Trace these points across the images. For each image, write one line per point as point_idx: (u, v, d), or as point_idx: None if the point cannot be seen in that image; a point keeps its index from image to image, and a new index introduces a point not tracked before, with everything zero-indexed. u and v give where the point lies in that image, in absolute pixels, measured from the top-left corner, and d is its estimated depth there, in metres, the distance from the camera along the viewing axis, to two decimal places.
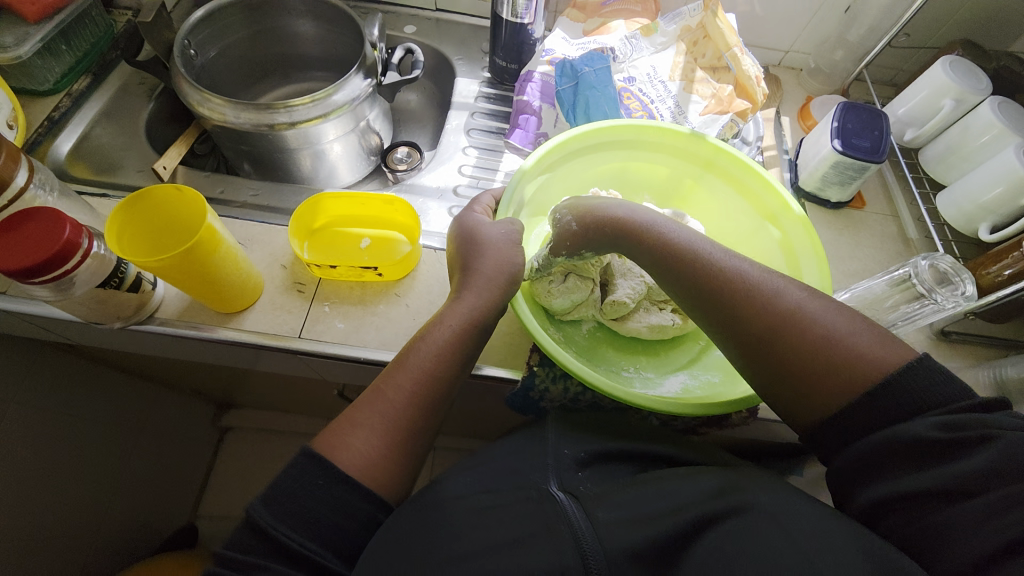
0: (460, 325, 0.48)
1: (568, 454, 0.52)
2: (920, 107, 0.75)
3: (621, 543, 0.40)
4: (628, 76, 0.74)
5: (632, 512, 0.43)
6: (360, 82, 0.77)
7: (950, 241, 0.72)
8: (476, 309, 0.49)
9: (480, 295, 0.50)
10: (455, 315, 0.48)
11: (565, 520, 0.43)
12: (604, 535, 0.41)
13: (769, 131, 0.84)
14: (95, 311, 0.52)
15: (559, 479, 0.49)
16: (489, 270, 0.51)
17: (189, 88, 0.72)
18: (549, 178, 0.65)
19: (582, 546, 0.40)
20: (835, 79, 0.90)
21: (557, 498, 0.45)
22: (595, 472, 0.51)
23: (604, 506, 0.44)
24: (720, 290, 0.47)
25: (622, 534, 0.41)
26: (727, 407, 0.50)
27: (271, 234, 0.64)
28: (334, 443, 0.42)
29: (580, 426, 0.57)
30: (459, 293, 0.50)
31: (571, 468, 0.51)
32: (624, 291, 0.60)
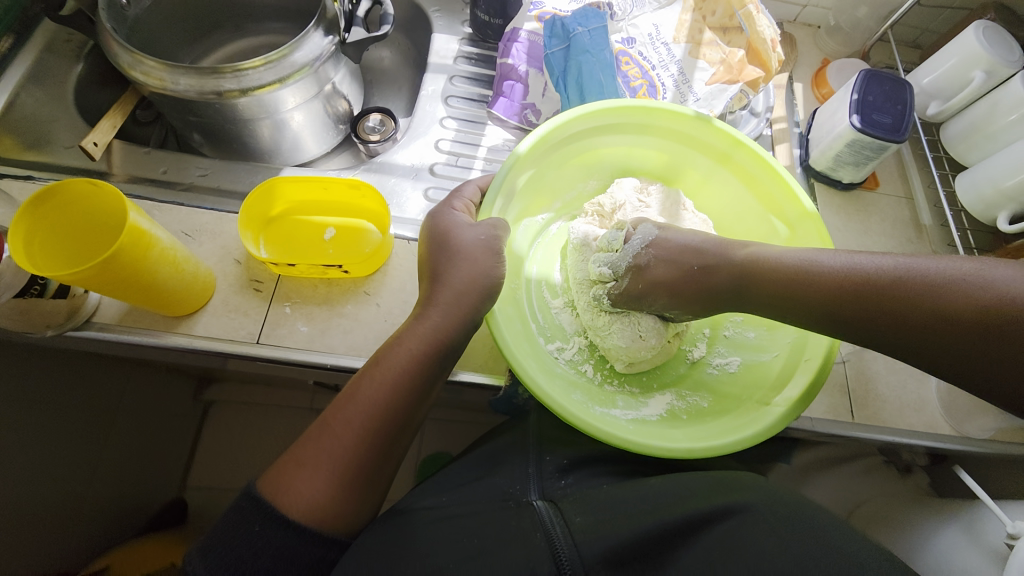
0: (422, 347, 0.41)
1: (550, 461, 0.51)
2: (947, 77, 0.67)
3: (596, 545, 0.40)
4: (626, 36, 0.65)
5: (609, 514, 0.43)
6: (321, 40, 0.67)
7: (966, 230, 0.67)
8: (442, 329, 0.42)
9: (448, 313, 0.43)
10: (416, 337, 0.41)
11: (541, 531, 0.42)
12: (578, 537, 0.41)
13: (779, 100, 0.76)
14: (18, 321, 0.45)
15: (541, 491, 0.49)
16: (458, 283, 0.44)
17: (118, 47, 0.61)
18: (543, 165, 0.58)
19: (556, 554, 0.39)
20: (856, 39, 0.81)
21: (534, 506, 0.46)
22: (580, 478, 0.50)
23: (579, 509, 0.45)
24: (870, 308, 0.39)
25: (596, 535, 0.41)
26: (742, 443, 0.45)
27: (223, 224, 0.57)
28: (279, 485, 0.35)
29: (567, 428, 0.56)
30: (423, 308, 0.43)
31: (554, 476, 0.50)
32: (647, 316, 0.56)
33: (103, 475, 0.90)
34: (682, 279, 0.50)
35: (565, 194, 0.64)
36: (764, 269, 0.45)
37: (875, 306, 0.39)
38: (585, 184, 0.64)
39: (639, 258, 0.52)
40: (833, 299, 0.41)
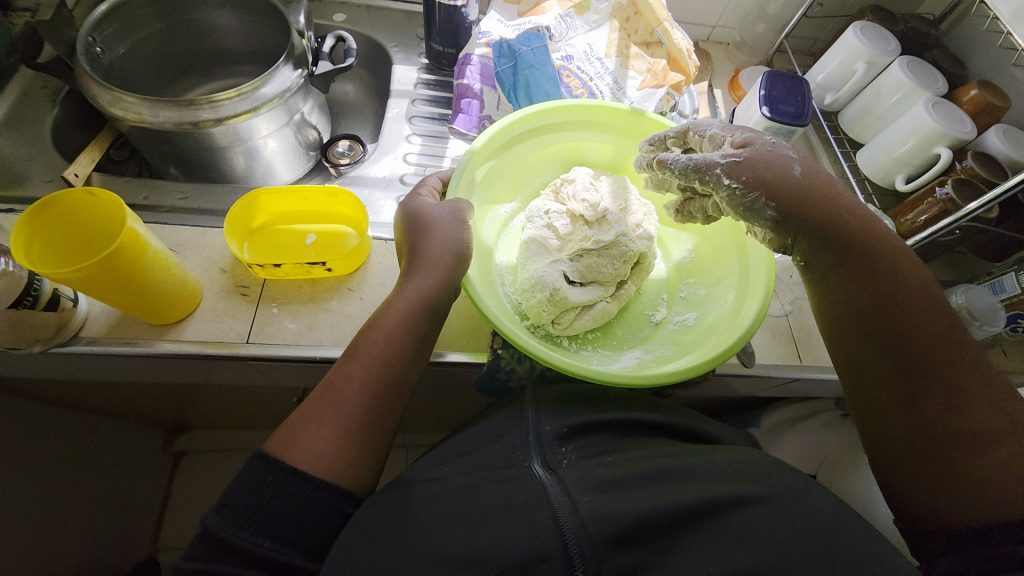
0: (408, 307, 0.46)
1: (549, 429, 0.52)
2: (836, 72, 0.80)
3: (603, 527, 0.40)
4: (565, 54, 0.75)
5: (619, 494, 0.43)
6: (290, 74, 0.73)
7: (871, 195, 0.77)
8: (425, 290, 0.47)
9: (428, 276, 0.48)
10: (403, 299, 0.47)
11: (548, 506, 0.42)
12: (585, 516, 0.41)
13: (703, 103, 0.88)
14: (8, 335, 0.47)
15: (542, 457, 0.49)
16: (434, 252, 0.49)
17: (96, 87, 0.66)
18: (499, 161, 0.65)
19: (562, 532, 0.40)
20: (759, 51, 0.94)
21: (538, 476, 0.46)
22: (579, 445, 0.51)
23: (583, 484, 0.45)
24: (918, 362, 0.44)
25: (603, 514, 0.41)
26: (704, 366, 0.52)
27: (207, 238, 0.61)
28: (289, 440, 0.39)
29: (560, 400, 0.57)
30: (406, 276, 0.49)
31: (554, 443, 0.51)
32: (579, 294, 0.60)
33: (73, 533, 0.85)
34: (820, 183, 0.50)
35: (524, 189, 0.71)
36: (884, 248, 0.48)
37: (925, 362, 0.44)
38: (539, 180, 0.72)
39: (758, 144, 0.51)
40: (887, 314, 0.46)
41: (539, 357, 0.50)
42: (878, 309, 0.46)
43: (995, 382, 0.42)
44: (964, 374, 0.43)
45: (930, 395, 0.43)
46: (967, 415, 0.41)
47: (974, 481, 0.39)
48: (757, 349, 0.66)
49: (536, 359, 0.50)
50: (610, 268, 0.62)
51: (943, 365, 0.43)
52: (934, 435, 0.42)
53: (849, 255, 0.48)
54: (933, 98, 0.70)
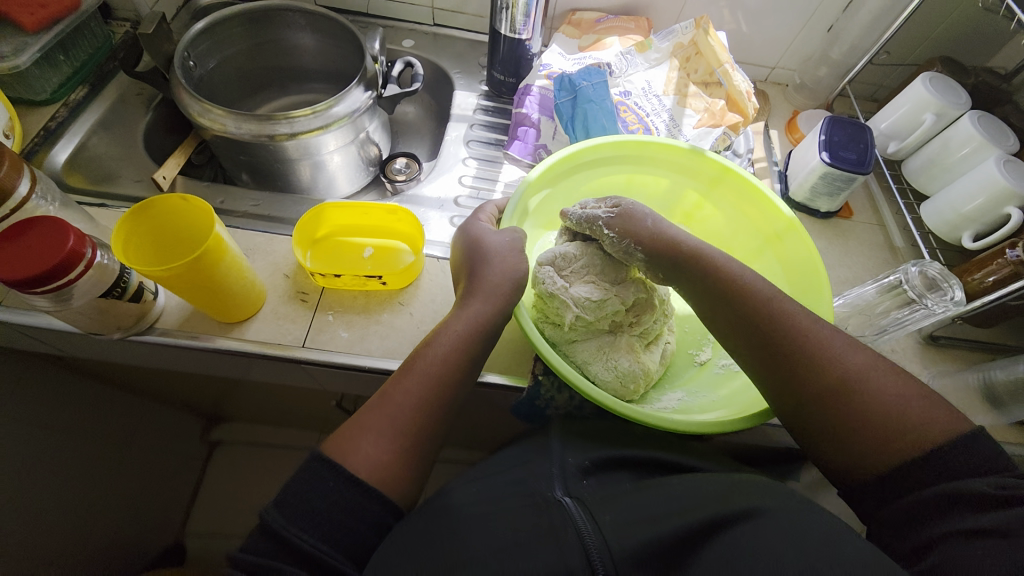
0: (465, 329, 0.47)
1: (572, 461, 0.53)
2: (902, 121, 0.78)
3: (626, 544, 0.42)
4: (624, 90, 0.76)
5: (638, 515, 0.45)
6: (361, 95, 0.77)
7: (935, 250, 0.75)
8: (484, 316, 0.49)
9: (486, 301, 0.50)
10: (463, 321, 0.48)
11: (573, 525, 0.44)
12: (608, 535, 0.43)
13: (759, 144, 0.87)
14: (95, 321, 0.51)
15: (565, 488, 0.50)
16: (496, 278, 0.51)
17: (189, 98, 0.72)
18: (554, 190, 0.66)
19: (588, 548, 0.42)
20: (819, 94, 0.93)
21: (563, 504, 0.47)
22: (601, 480, 0.52)
23: (608, 510, 0.46)
24: (807, 378, 0.45)
25: (625, 535, 0.43)
26: (754, 419, 0.51)
27: (274, 244, 0.64)
28: (346, 447, 0.41)
29: (583, 435, 0.58)
30: (464, 299, 0.50)
31: (576, 476, 0.51)
32: (650, 358, 0.60)
33: (111, 509, 0.89)
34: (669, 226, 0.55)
35: None
36: (726, 275, 0.51)
37: (799, 371, 0.46)
38: None
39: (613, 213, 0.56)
40: (784, 346, 0.47)
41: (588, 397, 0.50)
42: (755, 319, 0.49)
43: (836, 337, 0.47)
44: (798, 330, 0.47)
45: (824, 398, 0.44)
46: (824, 375, 0.45)
47: (894, 438, 0.41)
48: None
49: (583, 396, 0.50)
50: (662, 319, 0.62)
51: (809, 361, 0.46)
52: (838, 425, 0.44)
53: (682, 266, 0.53)
54: (1005, 156, 0.67)
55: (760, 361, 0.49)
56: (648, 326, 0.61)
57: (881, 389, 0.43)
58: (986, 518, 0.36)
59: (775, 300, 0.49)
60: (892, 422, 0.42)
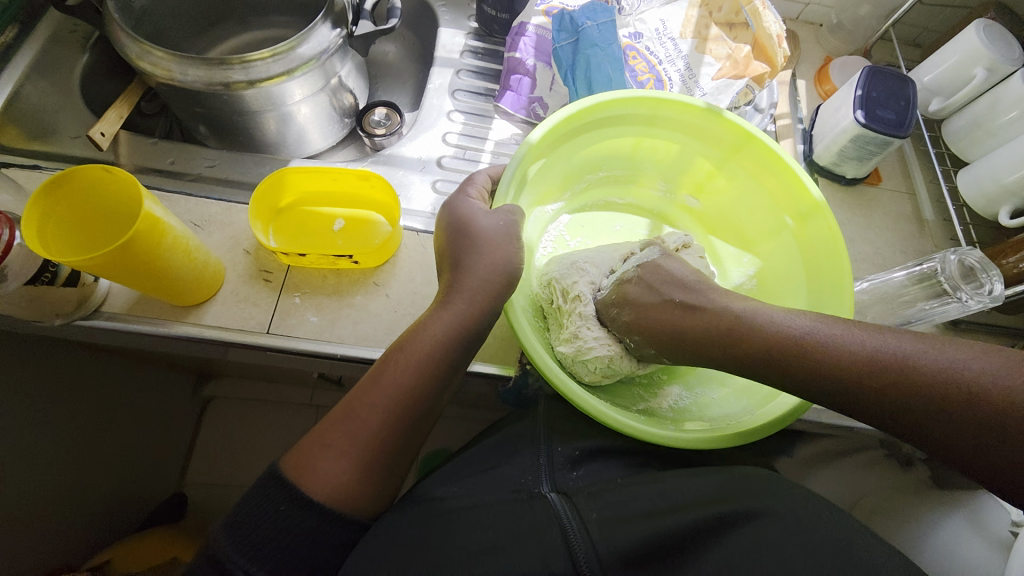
0: (445, 334, 0.42)
1: (561, 452, 0.50)
2: (948, 75, 0.68)
3: (613, 545, 0.39)
4: (634, 31, 0.66)
5: (628, 511, 0.42)
6: (329, 33, 0.67)
7: (968, 225, 0.68)
8: (466, 317, 0.43)
9: (470, 301, 0.44)
10: (439, 323, 0.42)
11: (557, 525, 0.41)
12: (596, 536, 0.39)
13: (783, 97, 0.77)
14: (28, 309, 0.45)
15: (552, 482, 0.47)
16: (480, 270, 0.45)
17: (126, 37, 0.61)
18: (552, 155, 0.58)
19: (573, 554, 0.38)
20: (857, 37, 0.81)
21: (548, 498, 0.44)
22: (591, 470, 0.49)
23: (596, 504, 0.43)
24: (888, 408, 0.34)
25: (614, 533, 0.40)
26: (759, 431, 0.46)
27: (232, 214, 0.57)
28: (305, 464, 0.37)
29: (570, 419, 0.54)
30: (447, 296, 0.44)
31: (565, 467, 0.49)
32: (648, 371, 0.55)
33: (102, 474, 0.88)
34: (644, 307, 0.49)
35: (574, 185, 0.65)
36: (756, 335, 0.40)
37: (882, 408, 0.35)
38: (592, 176, 0.65)
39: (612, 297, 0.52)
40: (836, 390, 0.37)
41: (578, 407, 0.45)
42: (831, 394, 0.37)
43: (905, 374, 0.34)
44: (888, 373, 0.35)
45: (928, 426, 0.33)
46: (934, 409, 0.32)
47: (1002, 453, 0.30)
48: None
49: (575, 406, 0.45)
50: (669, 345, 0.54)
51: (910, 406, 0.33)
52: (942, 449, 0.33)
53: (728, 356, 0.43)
54: None
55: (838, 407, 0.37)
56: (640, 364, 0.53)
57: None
58: None
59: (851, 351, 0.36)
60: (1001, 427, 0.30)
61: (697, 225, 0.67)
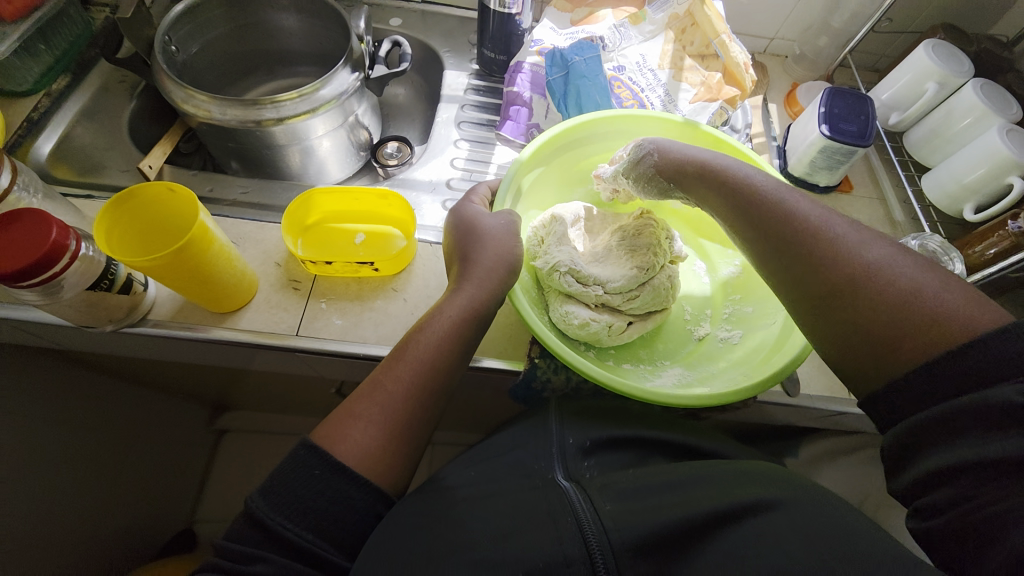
0: (459, 316, 0.47)
1: (573, 442, 0.53)
2: (904, 91, 0.76)
3: (627, 536, 0.41)
4: (618, 65, 0.74)
5: (640, 502, 0.44)
6: (348, 77, 0.75)
7: (935, 223, 0.74)
8: (476, 301, 0.48)
9: (480, 286, 0.49)
10: (454, 307, 0.48)
11: (572, 512, 0.43)
12: (608, 524, 0.42)
13: (757, 118, 0.85)
14: (85, 314, 0.51)
15: (564, 469, 0.50)
16: (487, 261, 0.50)
17: (172, 84, 0.70)
18: (545, 168, 0.65)
19: (586, 539, 0.41)
20: (819, 65, 0.90)
21: (561, 485, 0.47)
22: (601, 461, 0.52)
23: (608, 495, 0.46)
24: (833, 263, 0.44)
25: (626, 522, 0.42)
26: (749, 393, 0.51)
27: (265, 232, 0.64)
28: (336, 435, 0.41)
29: (583, 413, 0.57)
30: (458, 284, 0.50)
31: (576, 456, 0.52)
32: (635, 326, 0.60)
33: (120, 498, 0.90)
34: (675, 153, 0.56)
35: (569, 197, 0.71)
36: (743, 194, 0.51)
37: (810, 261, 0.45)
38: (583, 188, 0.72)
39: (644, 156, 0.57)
40: (791, 233, 0.47)
41: (584, 373, 0.49)
42: (792, 245, 0.46)
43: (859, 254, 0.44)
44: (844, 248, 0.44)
45: (835, 285, 0.43)
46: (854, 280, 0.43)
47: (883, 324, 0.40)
48: (802, 378, 0.63)
49: (574, 370, 0.50)
50: (655, 286, 0.60)
51: (848, 288, 0.43)
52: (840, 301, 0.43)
53: (720, 198, 0.52)
54: (1007, 125, 0.66)
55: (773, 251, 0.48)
56: (616, 300, 0.60)
57: (910, 303, 0.40)
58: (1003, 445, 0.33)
59: (828, 224, 0.46)
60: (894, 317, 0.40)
61: (684, 225, 0.73)
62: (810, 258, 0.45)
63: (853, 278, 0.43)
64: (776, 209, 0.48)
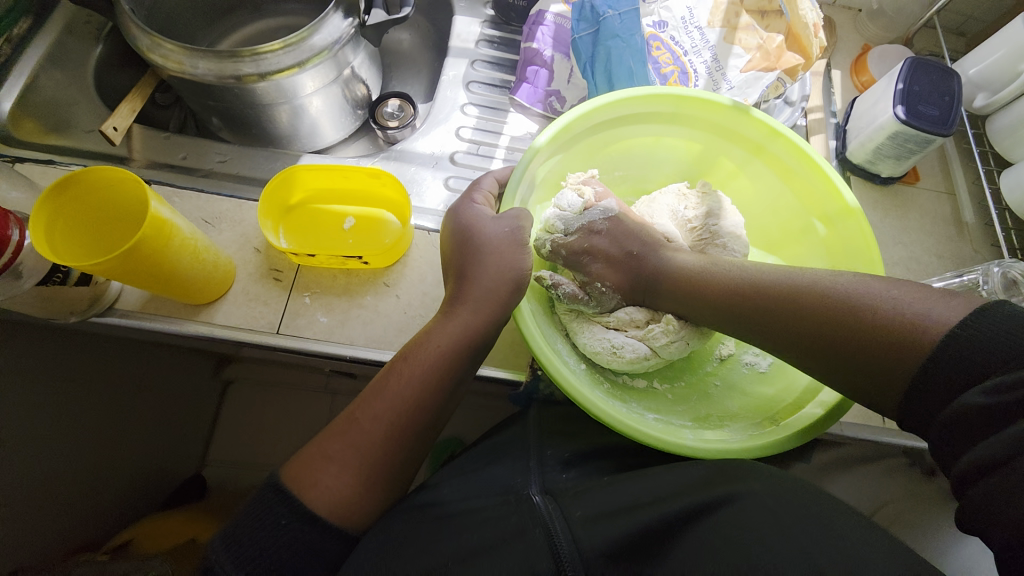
0: (450, 344, 0.41)
1: (550, 454, 0.49)
2: (996, 68, 0.63)
3: (596, 539, 0.37)
4: (658, 19, 0.62)
5: (613, 509, 0.40)
6: (341, 23, 0.65)
7: (1011, 230, 0.64)
8: (472, 327, 0.42)
9: (476, 311, 0.43)
10: (444, 334, 0.42)
11: (540, 524, 0.40)
12: (578, 533, 0.38)
13: (816, 89, 0.73)
14: (42, 308, 0.46)
15: (542, 483, 0.45)
16: (486, 279, 0.44)
17: (136, 29, 0.60)
18: (564, 155, 0.55)
19: (555, 551, 0.37)
20: (899, 24, 0.76)
21: (533, 499, 0.43)
22: (582, 472, 0.47)
23: (581, 502, 0.42)
24: (760, 307, 0.44)
25: (596, 530, 0.38)
26: (783, 444, 0.45)
27: (243, 212, 0.57)
28: (304, 480, 0.36)
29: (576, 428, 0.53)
30: (452, 306, 0.43)
31: (555, 468, 0.48)
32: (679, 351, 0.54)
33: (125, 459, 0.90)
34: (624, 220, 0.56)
35: None
36: (680, 271, 0.51)
37: (763, 312, 0.44)
38: (608, 175, 0.62)
39: (596, 224, 0.55)
40: (732, 295, 0.46)
41: (592, 413, 0.43)
42: (739, 308, 0.45)
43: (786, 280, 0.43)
44: (768, 275, 0.45)
45: (793, 326, 0.41)
46: (800, 305, 0.41)
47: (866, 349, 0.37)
48: None
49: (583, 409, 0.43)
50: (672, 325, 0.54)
51: (797, 322, 0.41)
52: (808, 338, 0.41)
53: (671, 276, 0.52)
54: None
55: (727, 318, 0.47)
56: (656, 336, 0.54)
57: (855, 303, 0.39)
58: (993, 435, 0.30)
59: (753, 272, 0.46)
60: (858, 332, 0.38)
61: None
62: (744, 313, 0.45)
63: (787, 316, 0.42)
64: (738, 291, 0.46)
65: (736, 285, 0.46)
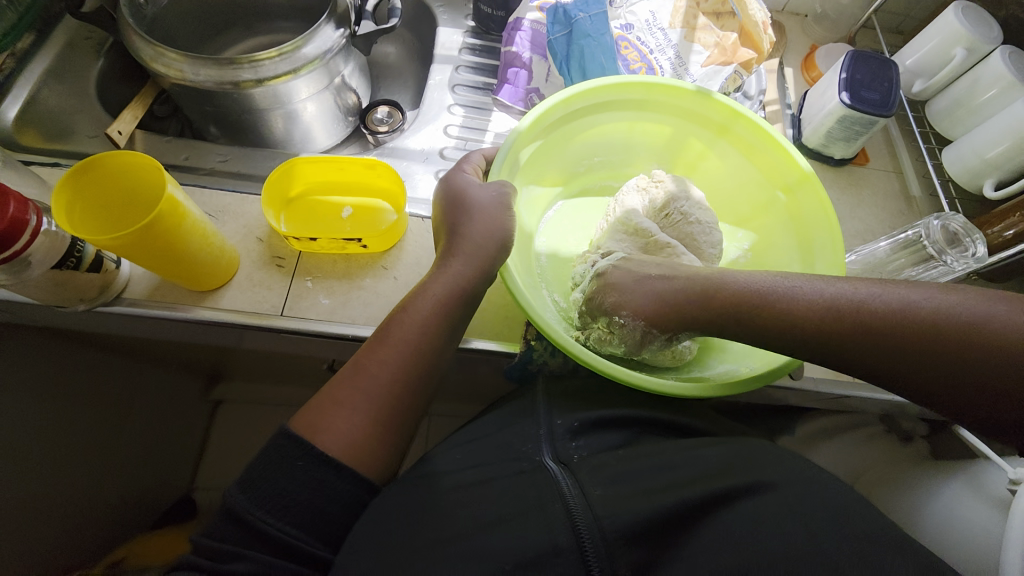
0: (446, 291, 0.47)
1: (561, 423, 0.51)
2: (928, 57, 0.71)
3: (618, 522, 0.39)
4: (625, 22, 0.68)
5: (630, 488, 0.42)
6: (333, 33, 0.69)
7: (954, 199, 0.70)
8: (463, 278, 0.47)
9: (468, 262, 0.48)
10: (439, 283, 0.47)
11: (560, 498, 0.42)
12: (599, 510, 0.40)
13: (771, 84, 0.80)
14: (53, 294, 0.47)
15: (553, 451, 0.48)
16: (475, 234, 0.49)
17: (140, 41, 0.64)
18: (546, 141, 0.61)
19: (577, 527, 0.39)
20: (841, 26, 0.84)
21: (549, 469, 0.46)
22: (591, 440, 0.50)
23: (597, 479, 0.44)
24: (850, 336, 0.40)
25: (617, 510, 0.40)
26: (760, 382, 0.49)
27: (245, 205, 0.60)
28: (319, 424, 0.41)
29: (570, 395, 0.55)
30: (444, 259, 0.49)
31: (565, 437, 0.49)
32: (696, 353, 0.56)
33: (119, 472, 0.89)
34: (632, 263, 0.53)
35: (572, 171, 0.67)
36: (747, 300, 0.44)
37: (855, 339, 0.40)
38: (589, 161, 0.67)
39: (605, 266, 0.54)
40: (816, 328, 0.41)
41: (579, 360, 0.46)
42: (827, 337, 0.41)
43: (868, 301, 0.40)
44: (846, 298, 0.41)
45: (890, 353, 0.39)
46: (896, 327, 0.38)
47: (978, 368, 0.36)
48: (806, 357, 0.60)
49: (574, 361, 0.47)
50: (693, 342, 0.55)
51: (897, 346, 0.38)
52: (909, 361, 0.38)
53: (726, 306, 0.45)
54: None
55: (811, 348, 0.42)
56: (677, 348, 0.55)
57: (953, 317, 0.37)
58: None
59: (830, 295, 0.41)
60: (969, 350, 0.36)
61: None
62: (836, 343, 0.41)
63: (824, 323, 0.41)
64: (822, 319, 0.41)
65: (817, 308, 0.41)
